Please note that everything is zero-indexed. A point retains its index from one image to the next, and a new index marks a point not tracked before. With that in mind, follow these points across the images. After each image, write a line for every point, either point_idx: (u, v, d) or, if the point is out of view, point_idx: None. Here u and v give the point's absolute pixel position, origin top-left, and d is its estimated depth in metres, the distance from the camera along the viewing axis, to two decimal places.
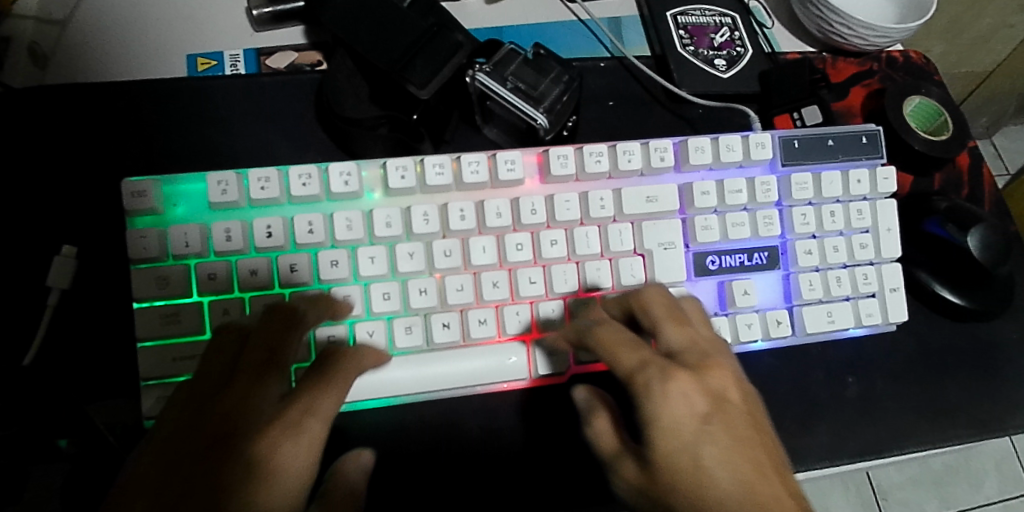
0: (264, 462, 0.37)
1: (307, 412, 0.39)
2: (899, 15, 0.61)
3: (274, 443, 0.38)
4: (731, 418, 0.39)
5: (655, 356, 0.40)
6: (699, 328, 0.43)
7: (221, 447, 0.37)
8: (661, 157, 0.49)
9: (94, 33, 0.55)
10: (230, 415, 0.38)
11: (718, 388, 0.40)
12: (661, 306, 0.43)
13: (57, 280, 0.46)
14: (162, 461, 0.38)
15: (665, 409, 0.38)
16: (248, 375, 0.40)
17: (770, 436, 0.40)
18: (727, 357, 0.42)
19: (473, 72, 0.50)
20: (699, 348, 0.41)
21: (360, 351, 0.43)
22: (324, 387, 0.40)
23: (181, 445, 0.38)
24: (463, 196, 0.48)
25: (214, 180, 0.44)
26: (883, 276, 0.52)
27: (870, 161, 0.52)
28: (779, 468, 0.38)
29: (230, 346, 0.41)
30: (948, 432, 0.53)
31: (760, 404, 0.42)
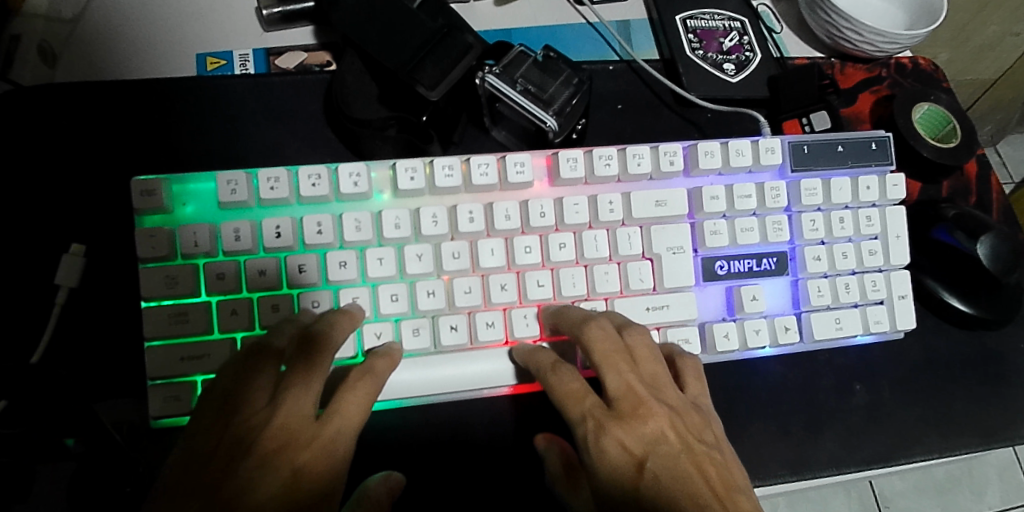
0: (301, 484, 0.39)
1: (342, 436, 0.40)
2: (909, 21, 0.61)
3: (309, 465, 0.39)
4: (667, 459, 0.40)
5: (594, 406, 0.42)
6: (645, 363, 0.44)
7: (258, 467, 0.38)
8: (670, 161, 0.49)
9: (104, 31, 0.55)
10: (267, 435, 0.39)
11: (651, 431, 0.41)
12: (603, 345, 0.44)
13: (65, 278, 0.45)
14: (198, 475, 0.38)
15: (601, 463, 0.40)
16: (283, 396, 0.40)
17: (721, 462, 0.41)
18: (669, 394, 0.43)
19: (483, 74, 0.50)
20: (638, 387, 0.42)
21: (381, 376, 0.43)
22: (355, 415, 0.41)
23: (211, 455, 0.39)
24: (472, 198, 0.48)
25: (224, 179, 0.44)
26: (892, 283, 0.51)
27: (880, 168, 0.52)
28: (728, 496, 0.39)
29: (260, 358, 0.41)
30: (955, 441, 0.52)
31: (709, 432, 0.43)
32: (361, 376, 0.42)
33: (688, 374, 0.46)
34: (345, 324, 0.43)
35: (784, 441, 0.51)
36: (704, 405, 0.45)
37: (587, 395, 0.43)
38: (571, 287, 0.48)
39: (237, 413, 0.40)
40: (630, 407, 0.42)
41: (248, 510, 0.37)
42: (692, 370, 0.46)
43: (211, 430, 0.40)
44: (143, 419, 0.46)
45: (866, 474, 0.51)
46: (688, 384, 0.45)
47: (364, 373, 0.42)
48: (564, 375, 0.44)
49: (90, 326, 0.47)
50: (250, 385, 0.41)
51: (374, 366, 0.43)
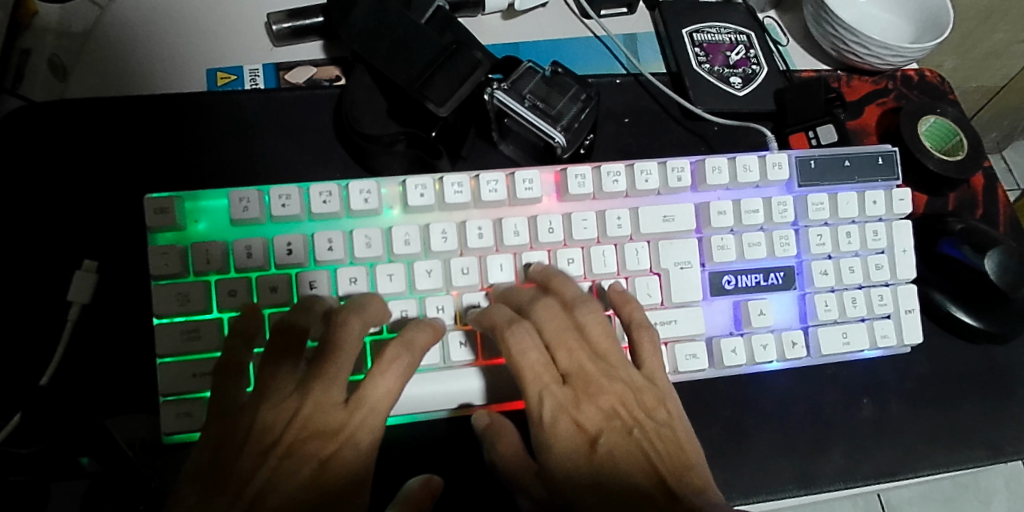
0: (330, 474, 0.40)
1: (368, 425, 0.41)
2: (915, 34, 0.61)
3: (336, 455, 0.41)
4: (619, 437, 0.42)
5: (549, 382, 0.43)
6: (597, 339, 0.44)
7: (288, 456, 0.40)
8: (678, 177, 0.49)
9: (114, 46, 0.55)
10: (295, 425, 0.40)
11: (602, 408, 0.43)
12: (553, 325, 0.44)
13: (77, 294, 0.46)
14: (227, 462, 0.39)
15: (555, 440, 0.42)
16: (311, 387, 0.41)
17: (671, 438, 0.43)
18: (620, 369, 0.44)
19: (492, 90, 0.50)
20: (586, 365, 0.44)
21: (420, 350, 0.43)
22: (383, 404, 0.42)
23: (234, 443, 0.40)
24: (481, 214, 0.48)
25: (236, 197, 0.45)
26: (899, 297, 0.52)
27: (886, 183, 0.52)
28: (681, 463, 0.42)
29: (290, 342, 0.42)
30: (961, 455, 0.53)
31: (661, 408, 0.44)
32: (396, 362, 0.42)
33: (647, 348, 0.45)
34: (379, 308, 0.44)
35: (791, 456, 0.51)
36: (660, 380, 0.45)
37: (543, 370, 0.43)
38: None
39: (266, 403, 0.41)
40: (583, 386, 0.43)
41: (281, 495, 0.39)
42: (650, 345, 0.45)
43: (240, 417, 0.41)
44: (154, 434, 0.47)
45: (873, 489, 0.51)
46: (644, 361, 0.45)
47: (401, 350, 0.42)
48: (518, 338, 0.43)
49: (102, 341, 0.47)
50: (280, 375, 0.42)
51: (417, 338, 0.43)
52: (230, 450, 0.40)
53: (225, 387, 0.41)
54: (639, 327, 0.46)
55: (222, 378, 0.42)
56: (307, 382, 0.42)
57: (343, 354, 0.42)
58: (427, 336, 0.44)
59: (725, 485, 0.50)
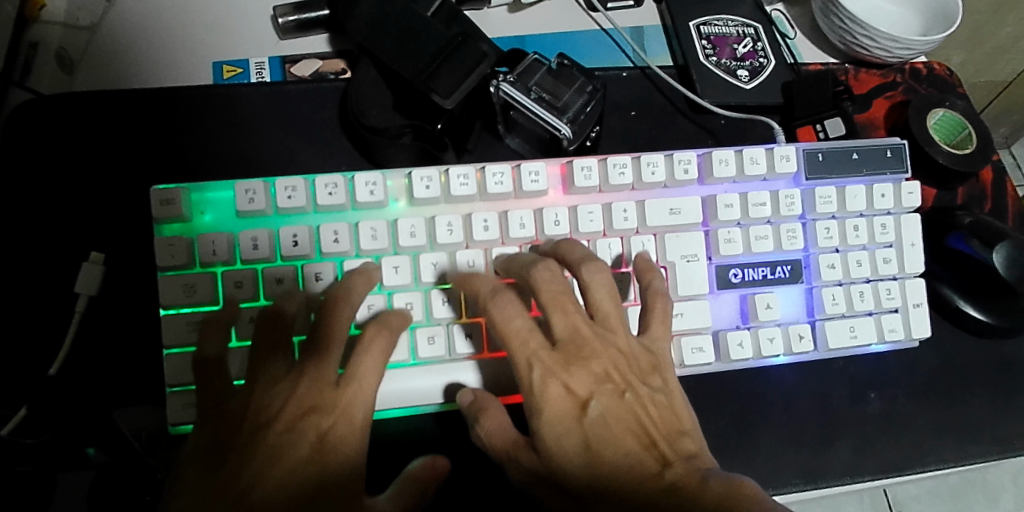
0: (328, 449, 0.40)
1: (361, 400, 0.41)
2: (924, 26, 0.60)
3: (334, 430, 0.41)
4: (610, 401, 0.42)
5: (537, 349, 0.42)
6: (599, 302, 0.43)
7: (287, 433, 0.40)
8: (685, 169, 0.49)
9: (123, 38, 0.55)
10: (291, 405, 0.41)
11: (596, 372, 0.42)
12: (553, 286, 0.43)
13: (84, 285, 0.46)
14: (226, 446, 0.40)
15: (545, 405, 0.41)
16: (303, 367, 0.42)
17: (665, 405, 0.43)
18: (620, 334, 0.43)
19: (498, 82, 0.50)
20: (583, 330, 0.43)
21: (396, 331, 0.44)
22: (374, 381, 0.42)
23: (229, 427, 0.40)
24: (487, 207, 0.48)
25: (242, 188, 0.45)
26: (907, 292, 0.51)
27: (895, 176, 0.52)
28: (670, 430, 0.42)
29: (278, 327, 0.43)
30: (969, 450, 0.52)
31: (655, 375, 0.44)
32: (376, 339, 0.42)
33: (657, 315, 0.46)
34: (360, 288, 0.44)
35: (798, 450, 0.51)
36: (659, 350, 0.45)
37: (530, 337, 0.42)
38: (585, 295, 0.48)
39: (263, 386, 0.42)
40: (575, 350, 0.42)
41: (277, 477, 0.39)
42: (661, 314, 0.46)
43: (235, 402, 0.41)
44: (160, 426, 0.47)
45: (880, 483, 0.51)
46: (651, 326, 0.45)
47: (380, 330, 0.43)
48: (504, 308, 0.42)
49: (109, 333, 0.47)
50: (271, 363, 0.42)
51: (390, 321, 0.44)
52: (228, 433, 0.40)
53: (214, 380, 0.42)
54: (655, 296, 0.46)
55: (205, 369, 0.42)
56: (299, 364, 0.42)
57: (331, 336, 0.42)
58: (414, 319, 0.44)
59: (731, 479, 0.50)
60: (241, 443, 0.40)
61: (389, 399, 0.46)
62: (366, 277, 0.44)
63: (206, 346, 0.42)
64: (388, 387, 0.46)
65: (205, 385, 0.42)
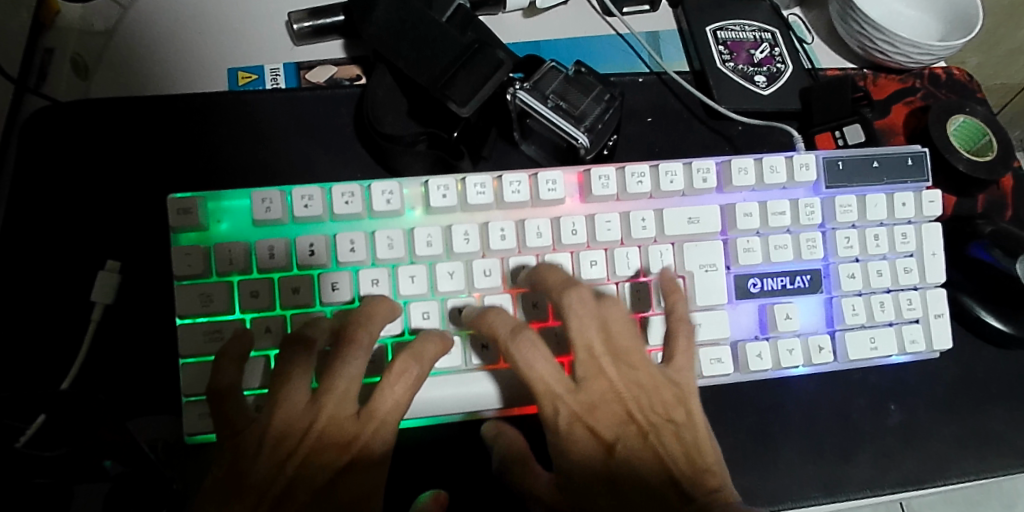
0: (343, 483, 0.41)
1: (380, 436, 0.42)
2: (944, 31, 0.60)
3: (352, 464, 0.41)
4: (633, 443, 0.42)
5: (563, 393, 0.42)
6: (620, 337, 0.43)
7: (305, 466, 0.40)
8: (703, 178, 0.49)
9: (138, 44, 0.55)
10: (310, 437, 0.40)
11: (618, 413, 0.43)
12: (582, 319, 0.43)
13: (100, 294, 0.46)
14: (245, 475, 0.39)
15: (571, 448, 0.42)
16: (322, 399, 0.41)
17: (689, 439, 0.43)
18: (642, 370, 0.43)
19: (514, 89, 0.50)
20: (607, 370, 0.43)
21: (430, 361, 0.43)
22: (395, 415, 0.42)
23: (248, 453, 0.40)
24: (504, 215, 0.48)
25: (258, 197, 0.44)
26: (928, 302, 0.51)
27: (916, 185, 0.51)
28: (692, 463, 0.43)
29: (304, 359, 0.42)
30: (990, 462, 0.52)
31: (680, 408, 0.43)
32: (403, 376, 0.42)
33: (682, 344, 0.45)
34: (378, 319, 0.43)
35: (818, 462, 0.51)
36: (685, 380, 0.44)
37: (555, 381, 0.42)
38: None
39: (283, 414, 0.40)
40: (599, 391, 0.43)
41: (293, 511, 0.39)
42: (685, 341, 0.45)
43: (255, 429, 0.40)
44: (176, 436, 0.47)
45: (901, 496, 0.51)
46: (675, 357, 0.45)
47: (410, 362, 0.42)
48: (524, 353, 0.42)
49: (126, 341, 0.47)
50: (293, 386, 0.41)
51: (425, 349, 0.43)
52: (245, 465, 0.39)
53: (230, 405, 0.41)
54: (679, 321, 0.45)
55: (222, 395, 0.41)
56: (319, 392, 0.41)
57: (353, 365, 0.41)
58: (435, 349, 0.43)
59: (748, 491, 0.49)
60: (261, 470, 0.39)
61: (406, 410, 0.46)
62: (388, 304, 0.44)
63: (223, 373, 0.41)
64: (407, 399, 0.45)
65: (223, 410, 0.41)
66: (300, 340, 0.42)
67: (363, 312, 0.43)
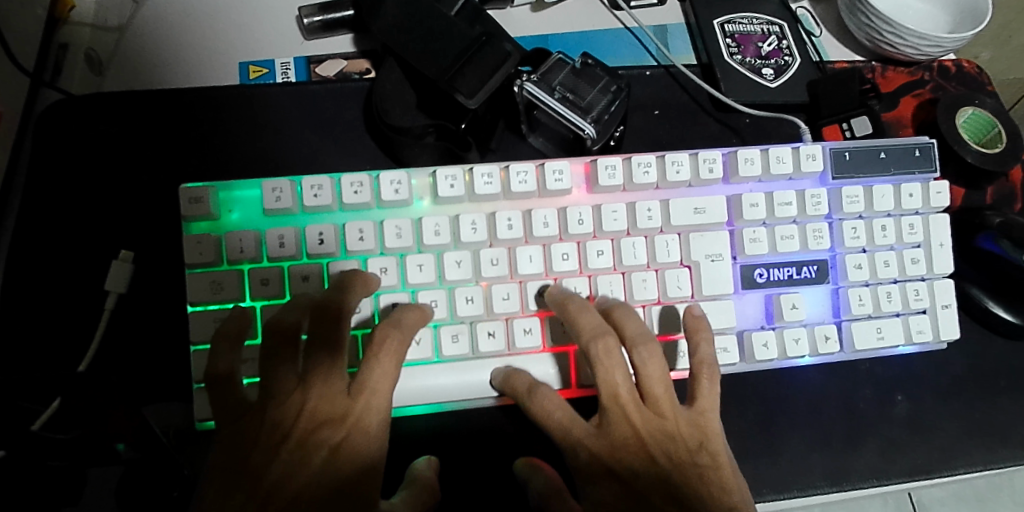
0: (343, 459, 0.41)
1: (374, 407, 0.42)
2: (953, 24, 0.59)
3: (346, 440, 0.41)
4: (656, 487, 0.42)
5: (582, 437, 0.43)
6: (649, 383, 0.43)
7: (301, 448, 0.41)
8: (709, 168, 0.49)
9: (150, 40, 0.56)
10: (303, 419, 0.41)
11: (641, 458, 0.42)
12: (609, 367, 0.43)
13: (114, 284, 0.47)
14: (245, 459, 0.40)
15: (592, 490, 0.42)
16: (311, 380, 0.42)
17: (716, 483, 0.42)
18: (667, 416, 0.43)
19: (522, 81, 0.50)
20: (631, 415, 0.43)
21: (409, 329, 0.44)
22: (385, 388, 0.43)
23: (244, 439, 0.41)
24: (510, 205, 0.48)
25: (269, 187, 0.45)
26: (935, 292, 0.51)
27: (924, 175, 0.51)
28: (719, 508, 0.41)
29: (286, 340, 0.42)
30: (998, 453, 0.52)
31: (703, 453, 0.43)
32: (387, 342, 0.42)
33: (705, 385, 0.45)
34: (360, 288, 0.44)
35: (824, 452, 0.51)
36: (710, 423, 0.44)
37: (571, 425, 0.43)
38: (607, 293, 0.48)
39: (275, 396, 0.42)
40: (622, 436, 0.42)
41: (293, 497, 0.40)
42: (708, 383, 0.45)
43: (251, 414, 0.41)
44: (188, 422, 0.48)
45: (907, 487, 0.51)
46: (698, 400, 0.44)
47: (391, 329, 0.43)
48: (544, 404, 0.44)
49: (138, 329, 0.48)
50: (281, 369, 0.42)
51: (404, 317, 0.44)
52: (246, 449, 0.40)
53: (228, 388, 0.42)
54: (701, 364, 0.45)
55: (216, 384, 0.42)
56: (307, 373, 0.42)
57: (338, 348, 0.42)
58: (414, 318, 0.44)
59: (753, 480, 0.50)
60: (258, 453, 0.40)
61: (411, 397, 0.46)
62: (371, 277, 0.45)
63: (219, 359, 0.42)
64: (411, 387, 0.46)
65: (224, 398, 0.42)
66: (279, 322, 0.42)
67: (340, 285, 0.43)
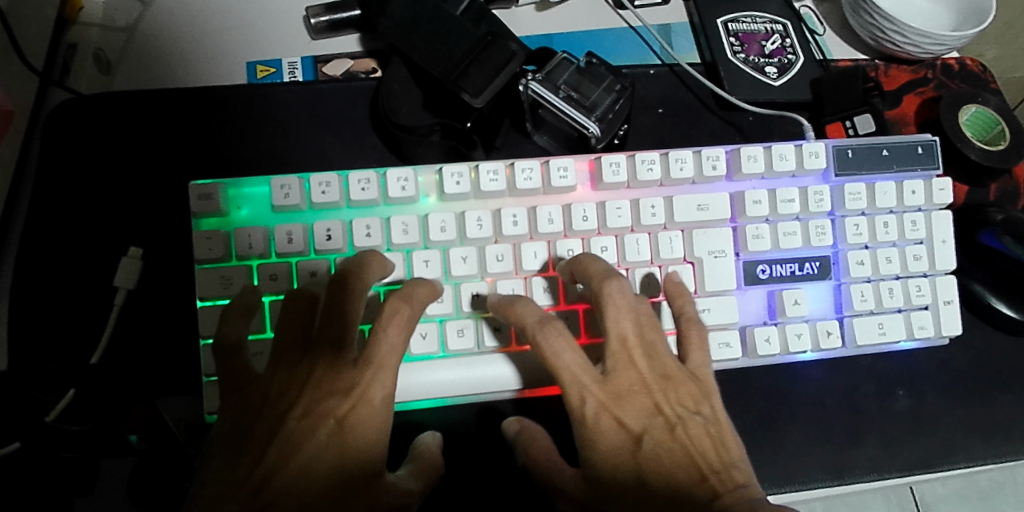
0: (346, 432, 0.42)
1: (380, 381, 0.42)
2: (956, 22, 0.60)
3: (352, 413, 0.42)
4: (662, 437, 0.43)
5: (589, 382, 0.43)
6: (656, 332, 0.45)
7: (306, 420, 0.42)
8: (713, 165, 0.49)
9: (159, 40, 0.57)
10: (309, 391, 0.42)
11: (646, 405, 0.43)
12: (618, 309, 0.44)
13: (123, 280, 0.48)
14: (250, 427, 0.42)
15: (600, 438, 0.43)
16: (319, 352, 0.43)
17: (716, 436, 0.43)
18: (669, 363, 0.44)
19: (527, 80, 0.51)
20: (637, 362, 0.44)
21: (419, 305, 0.44)
22: (392, 360, 0.43)
23: (251, 408, 0.42)
24: (516, 202, 0.49)
25: (278, 184, 0.46)
26: (937, 289, 0.51)
27: (926, 172, 0.51)
28: (720, 461, 0.43)
29: (301, 309, 0.43)
30: (999, 448, 0.52)
31: (706, 405, 0.44)
32: (395, 318, 0.43)
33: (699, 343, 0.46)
34: (374, 267, 0.44)
35: (824, 446, 0.51)
36: (706, 376, 0.45)
37: (581, 371, 0.43)
38: None
39: (282, 364, 0.43)
40: (627, 382, 0.44)
41: (296, 468, 0.41)
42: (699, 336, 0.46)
43: (259, 382, 0.43)
44: (197, 416, 0.48)
45: (907, 481, 0.51)
46: (692, 354, 0.45)
47: (401, 304, 0.43)
48: (553, 342, 0.43)
49: (147, 325, 0.49)
50: (292, 337, 0.43)
51: (415, 292, 0.44)
52: (253, 416, 0.42)
53: (235, 360, 0.43)
54: (690, 321, 0.46)
55: (226, 353, 0.43)
56: (316, 346, 0.43)
57: (346, 315, 0.43)
58: (425, 294, 0.44)
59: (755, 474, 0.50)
60: (263, 424, 0.42)
61: (415, 392, 0.47)
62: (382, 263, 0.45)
63: (230, 328, 0.43)
64: (413, 382, 0.46)
65: (229, 365, 0.43)
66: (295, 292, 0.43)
67: (353, 263, 0.44)
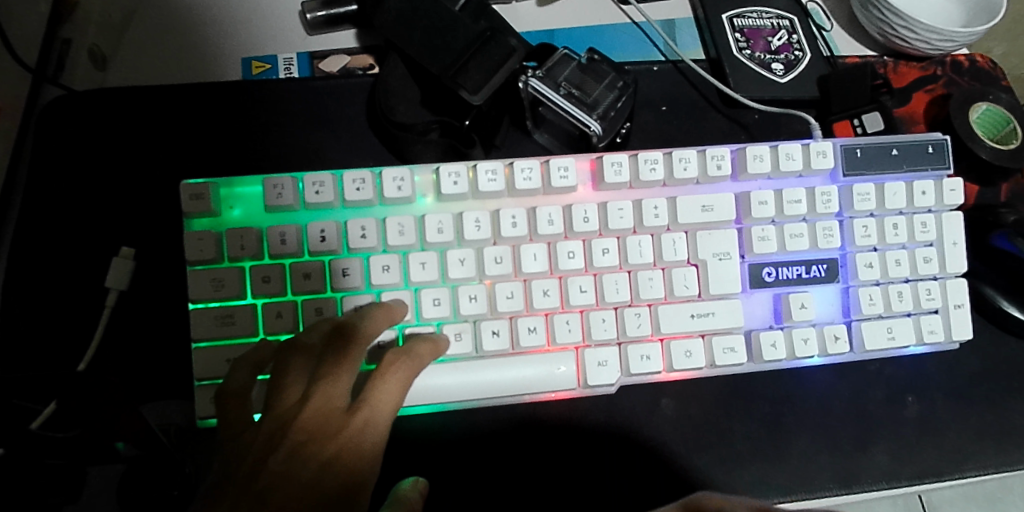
0: (332, 473, 0.40)
1: (371, 428, 0.41)
2: (967, 18, 0.58)
3: (338, 456, 0.40)
4: None
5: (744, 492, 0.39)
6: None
7: (292, 458, 0.39)
8: (717, 165, 0.48)
9: (154, 36, 0.55)
10: (294, 432, 0.40)
11: None
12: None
13: (114, 281, 0.47)
14: (236, 468, 0.39)
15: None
16: (312, 393, 0.41)
17: None
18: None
19: (527, 77, 0.49)
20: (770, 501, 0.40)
21: (420, 359, 0.43)
22: (387, 410, 0.42)
23: (239, 452, 0.40)
24: (515, 203, 0.47)
25: (271, 183, 0.45)
26: (948, 292, 0.50)
27: (936, 172, 0.50)
28: None
29: (301, 358, 0.42)
30: (1011, 456, 0.51)
31: None
32: (396, 367, 0.42)
33: None
34: (380, 316, 0.43)
35: (831, 453, 0.50)
36: None
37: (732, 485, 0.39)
38: (614, 293, 0.47)
39: (273, 407, 0.41)
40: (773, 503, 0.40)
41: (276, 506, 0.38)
42: None
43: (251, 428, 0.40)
44: (188, 421, 0.47)
45: (917, 490, 0.50)
46: None
47: (401, 356, 0.43)
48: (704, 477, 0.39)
49: (139, 327, 0.48)
50: (289, 382, 0.41)
51: (417, 347, 0.44)
52: (238, 458, 0.39)
53: (232, 411, 0.42)
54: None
55: (225, 401, 0.42)
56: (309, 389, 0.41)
57: (346, 362, 0.42)
58: (428, 349, 0.44)
59: (761, 483, 0.49)
60: (246, 464, 0.39)
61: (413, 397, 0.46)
62: (398, 308, 0.44)
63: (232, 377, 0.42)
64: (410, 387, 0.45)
65: (228, 413, 0.42)
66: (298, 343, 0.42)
67: (360, 314, 0.43)
